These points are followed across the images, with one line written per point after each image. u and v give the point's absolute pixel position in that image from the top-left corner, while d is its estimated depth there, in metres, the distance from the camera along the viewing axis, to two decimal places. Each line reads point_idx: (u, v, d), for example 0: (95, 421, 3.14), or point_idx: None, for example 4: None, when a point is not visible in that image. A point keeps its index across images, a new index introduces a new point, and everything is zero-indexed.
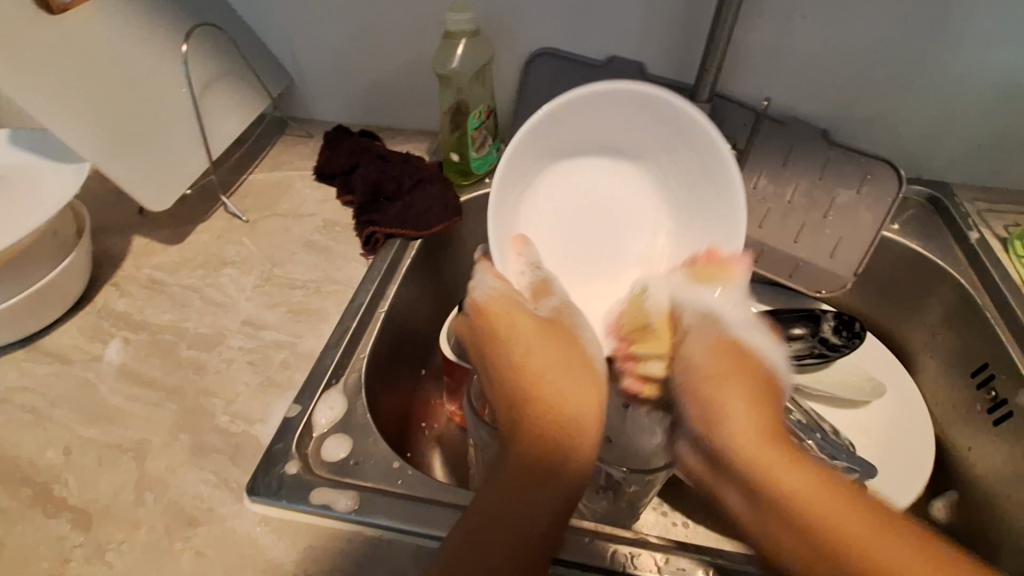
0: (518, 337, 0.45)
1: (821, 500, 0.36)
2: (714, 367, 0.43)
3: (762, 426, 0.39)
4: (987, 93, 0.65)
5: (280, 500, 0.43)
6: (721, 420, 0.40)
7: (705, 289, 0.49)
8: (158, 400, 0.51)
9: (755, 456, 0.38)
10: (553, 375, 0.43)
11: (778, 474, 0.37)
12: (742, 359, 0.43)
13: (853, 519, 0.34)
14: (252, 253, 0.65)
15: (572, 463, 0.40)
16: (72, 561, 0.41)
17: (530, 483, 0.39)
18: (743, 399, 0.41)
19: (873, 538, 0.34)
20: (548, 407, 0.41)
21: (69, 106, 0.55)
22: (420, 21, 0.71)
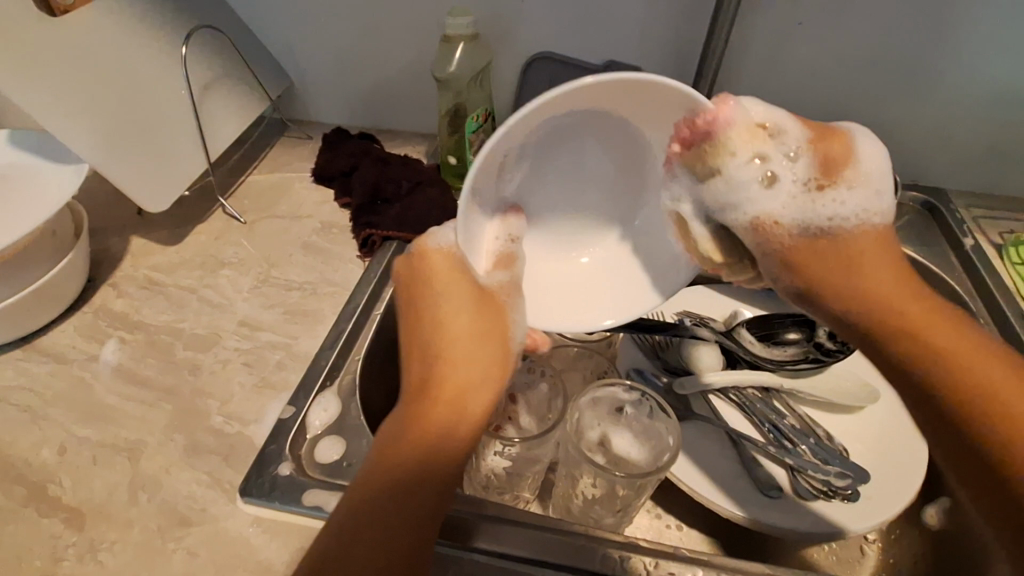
0: (444, 301, 0.42)
1: (951, 340, 0.37)
2: (858, 244, 0.43)
3: (899, 279, 0.41)
4: (984, 100, 0.65)
5: (273, 501, 0.43)
6: (858, 259, 0.42)
7: (736, 153, 0.40)
8: (153, 399, 0.51)
9: (913, 314, 0.39)
10: (468, 345, 0.40)
11: (921, 330, 0.38)
12: (829, 246, 0.43)
13: (946, 338, 0.37)
14: (249, 254, 0.65)
15: (452, 438, 0.36)
16: (65, 559, 0.41)
17: (422, 464, 0.34)
18: (877, 254, 0.42)
19: (983, 353, 0.36)
20: (455, 379, 0.38)
21: (69, 108, 0.55)
22: (419, 24, 0.72)
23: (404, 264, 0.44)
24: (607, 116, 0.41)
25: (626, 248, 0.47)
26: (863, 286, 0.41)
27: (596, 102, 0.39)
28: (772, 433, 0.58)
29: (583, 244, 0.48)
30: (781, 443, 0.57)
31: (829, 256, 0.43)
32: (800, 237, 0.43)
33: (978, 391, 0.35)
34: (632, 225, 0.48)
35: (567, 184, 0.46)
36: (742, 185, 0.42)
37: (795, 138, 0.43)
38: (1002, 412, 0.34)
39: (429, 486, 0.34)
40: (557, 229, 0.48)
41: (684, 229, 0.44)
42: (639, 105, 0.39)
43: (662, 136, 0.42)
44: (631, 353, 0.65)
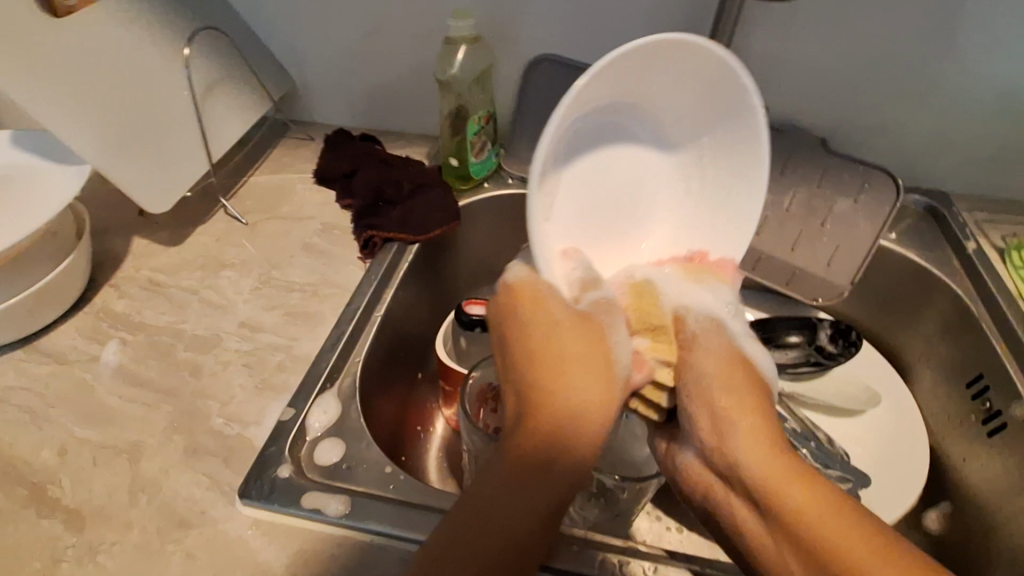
0: (544, 326, 0.42)
1: (824, 514, 0.35)
2: (720, 385, 0.41)
3: (769, 439, 0.39)
4: (988, 103, 0.64)
5: (272, 503, 0.43)
6: (728, 438, 0.39)
7: (698, 288, 0.48)
8: (154, 400, 0.51)
9: (776, 474, 0.37)
10: (572, 362, 0.40)
11: (783, 492, 0.36)
12: (737, 373, 0.41)
13: (830, 518, 0.35)
14: (251, 255, 0.66)
15: (563, 445, 0.38)
16: (65, 561, 0.41)
17: (524, 464, 0.37)
18: (755, 414, 0.40)
19: (846, 519, 0.35)
20: (561, 364, 0.40)
21: (72, 109, 0.55)
22: (422, 26, 0.72)
23: (494, 301, 0.45)
24: (636, 101, 0.50)
25: (643, 280, 0.48)
26: (736, 452, 0.38)
27: (627, 73, 0.46)
28: None
29: (637, 235, 0.54)
30: None
31: (741, 376, 0.41)
32: (715, 368, 0.41)
33: (828, 559, 0.34)
34: (648, 271, 0.50)
35: (606, 200, 0.52)
36: (712, 300, 0.47)
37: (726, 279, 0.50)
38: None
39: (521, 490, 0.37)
40: (596, 233, 0.52)
41: (653, 302, 0.46)
42: (657, 79, 0.48)
43: (668, 114, 0.51)
44: None
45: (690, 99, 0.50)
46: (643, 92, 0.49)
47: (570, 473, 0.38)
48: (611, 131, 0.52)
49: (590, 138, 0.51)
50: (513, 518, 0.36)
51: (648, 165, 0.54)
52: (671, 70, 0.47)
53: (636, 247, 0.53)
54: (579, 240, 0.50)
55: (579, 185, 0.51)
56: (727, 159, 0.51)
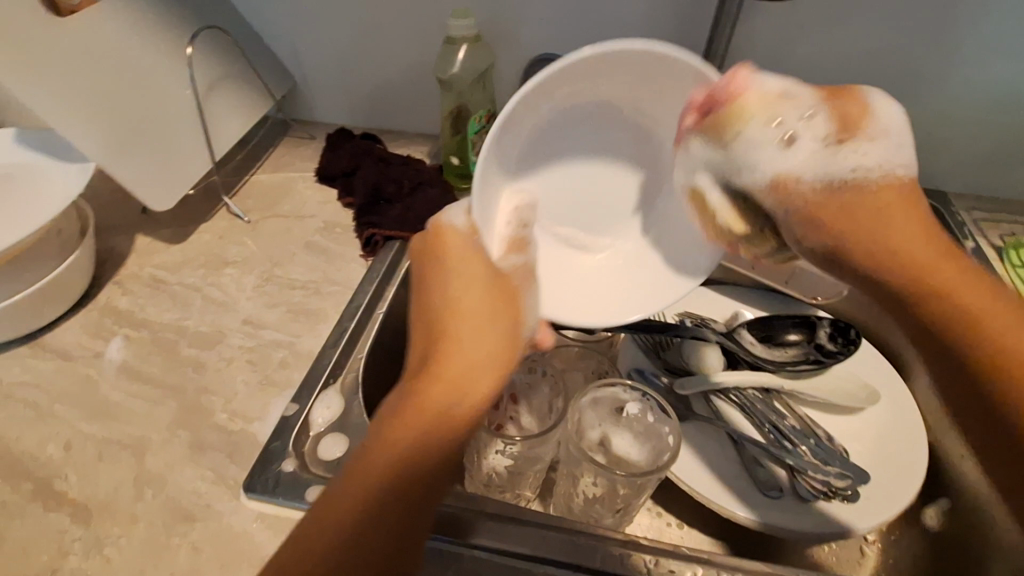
0: (456, 274, 0.40)
1: (1000, 320, 0.35)
2: (887, 198, 0.39)
3: (922, 236, 0.38)
4: (985, 102, 0.65)
5: (276, 497, 0.43)
6: (874, 264, 0.39)
7: (735, 147, 0.39)
8: (158, 397, 0.51)
9: (916, 261, 0.38)
10: (477, 321, 0.38)
11: (982, 317, 0.35)
12: (848, 119, 0.40)
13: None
14: (253, 253, 0.66)
15: (453, 412, 0.34)
16: (71, 554, 0.41)
17: (411, 445, 0.32)
18: (902, 214, 0.39)
19: (1009, 321, 0.35)
20: (456, 328, 0.38)
21: (75, 108, 0.56)
22: (423, 25, 0.72)
23: (420, 239, 0.44)
24: (607, 102, 0.44)
25: (686, 188, 0.42)
26: (880, 242, 0.38)
27: (581, 75, 0.41)
28: (772, 434, 0.59)
29: (620, 227, 0.49)
30: (781, 443, 0.58)
31: (849, 114, 0.40)
32: (822, 193, 0.40)
33: (1010, 388, 0.34)
34: (643, 257, 0.47)
35: (580, 191, 0.48)
36: (759, 151, 0.39)
37: (747, 99, 0.39)
38: (1022, 400, 0.33)
39: (408, 460, 0.32)
40: (570, 220, 0.48)
41: (700, 224, 0.42)
42: (619, 74, 0.42)
43: (649, 106, 0.44)
44: (631, 354, 0.65)
45: (663, 91, 0.42)
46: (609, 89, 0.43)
47: (442, 450, 0.33)
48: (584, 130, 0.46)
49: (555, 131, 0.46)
50: (371, 503, 0.31)
51: (627, 163, 0.47)
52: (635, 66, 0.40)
53: (590, 250, 0.49)
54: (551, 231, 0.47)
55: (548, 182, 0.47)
56: None
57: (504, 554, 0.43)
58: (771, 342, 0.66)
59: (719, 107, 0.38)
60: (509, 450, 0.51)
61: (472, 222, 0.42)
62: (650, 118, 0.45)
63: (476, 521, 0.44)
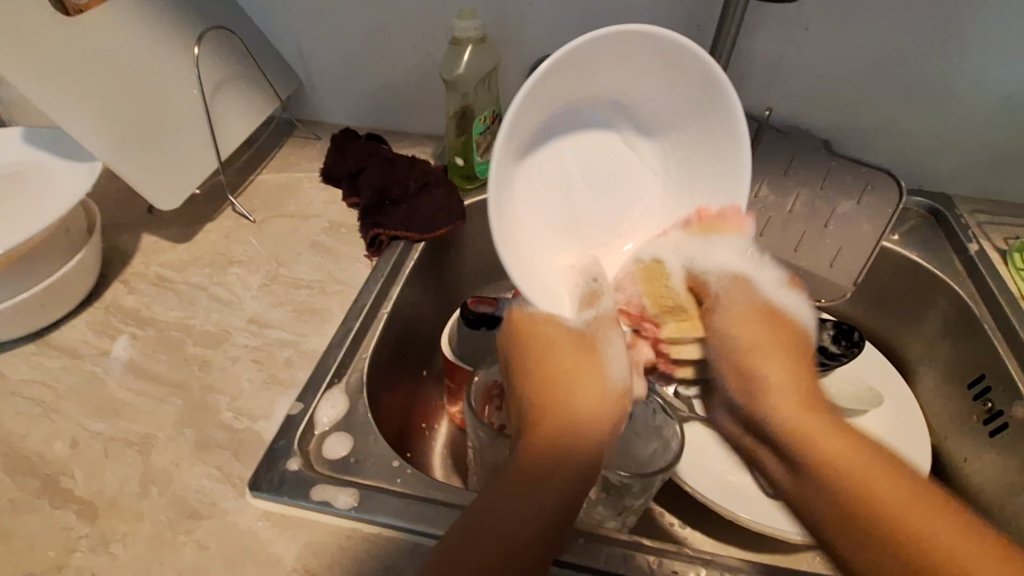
0: (545, 341, 0.43)
1: (860, 459, 0.35)
2: (765, 340, 0.41)
3: (801, 391, 0.39)
4: (990, 106, 0.65)
5: (282, 495, 0.44)
6: (761, 398, 0.39)
7: (706, 241, 0.46)
8: (164, 395, 0.52)
9: (791, 409, 0.38)
10: (573, 375, 0.41)
11: (813, 434, 0.36)
12: (771, 327, 0.42)
13: (894, 493, 0.33)
14: (258, 253, 0.66)
15: (559, 442, 0.38)
16: (77, 551, 0.42)
17: (527, 480, 0.37)
18: (781, 358, 0.41)
19: (881, 474, 0.34)
20: (550, 376, 0.41)
21: (84, 108, 0.56)
22: (429, 27, 0.72)
23: (505, 327, 0.46)
24: (590, 90, 0.45)
25: (652, 260, 0.47)
26: (766, 380, 0.40)
27: (565, 74, 0.43)
28: None
29: (620, 233, 0.49)
30: None
31: (777, 330, 0.42)
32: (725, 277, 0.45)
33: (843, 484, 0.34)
34: (654, 247, 0.48)
35: (590, 182, 0.48)
36: (725, 253, 0.46)
37: (744, 228, 0.46)
38: (885, 518, 0.33)
39: (553, 498, 0.37)
40: (591, 222, 0.48)
41: (661, 285, 0.45)
42: (597, 61, 0.43)
43: (630, 88, 0.46)
44: None
45: (655, 81, 0.45)
46: (599, 79, 0.45)
47: (559, 499, 0.37)
48: (586, 121, 0.47)
49: (552, 134, 0.46)
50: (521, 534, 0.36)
51: (622, 152, 0.49)
52: (609, 60, 0.43)
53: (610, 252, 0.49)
54: (569, 241, 0.48)
55: (536, 180, 0.46)
56: (705, 139, 0.47)
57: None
58: None
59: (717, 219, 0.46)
60: None
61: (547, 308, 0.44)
62: (625, 103, 0.47)
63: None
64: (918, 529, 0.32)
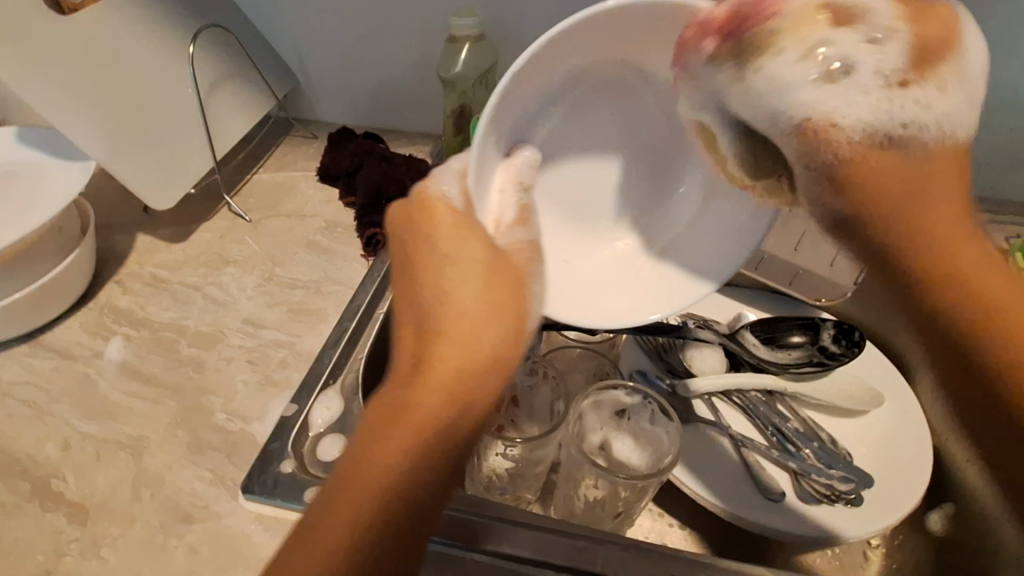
0: (449, 259, 0.34)
1: (999, 283, 0.32)
2: (865, 158, 0.33)
3: (960, 215, 0.33)
4: (993, 104, 0.64)
5: (275, 498, 0.43)
6: (965, 267, 0.32)
7: (782, 63, 0.33)
8: (157, 396, 0.51)
9: (1003, 290, 0.31)
10: (480, 318, 0.33)
11: (990, 296, 0.31)
12: (960, 169, 0.34)
13: (993, 281, 0.32)
14: (254, 253, 0.66)
15: (439, 384, 0.30)
16: (68, 555, 0.41)
17: (387, 442, 0.29)
18: (950, 202, 0.33)
19: (990, 271, 0.32)
20: (455, 323, 0.32)
21: (78, 107, 0.56)
22: (425, 25, 0.72)
23: (407, 210, 0.37)
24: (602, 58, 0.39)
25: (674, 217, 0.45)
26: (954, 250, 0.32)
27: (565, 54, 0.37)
28: (775, 436, 0.58)
29: (644, 208, 0.46)
30: (785, 446, 0.58)
31: (957, 174, 0.34)
32: (861, 143, 0.33)
33: (965, 306, 0.31)
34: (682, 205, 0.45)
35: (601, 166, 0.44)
36: (797, 84, 0.33)
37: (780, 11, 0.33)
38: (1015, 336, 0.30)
39: (398, 498, 0.28)
40: (602, 208, 0.45)
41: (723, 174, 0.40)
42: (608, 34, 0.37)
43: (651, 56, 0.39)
44: (634, 355, 0.65)
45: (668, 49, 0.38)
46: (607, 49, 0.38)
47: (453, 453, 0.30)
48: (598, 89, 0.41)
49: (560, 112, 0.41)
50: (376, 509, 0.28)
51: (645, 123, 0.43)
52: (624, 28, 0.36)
53: (619, 238, 0.46)
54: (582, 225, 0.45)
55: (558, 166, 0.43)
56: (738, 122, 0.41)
57: (504, 558, 0.43)
58: (776, 344, 0.65)
59: (760, 24, 0.33)
60: (510, 453, 0.51)
61: (466, 192, 0.36)
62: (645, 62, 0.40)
63: (478, 527, 0.44)
64: (997, 332, 0.31)
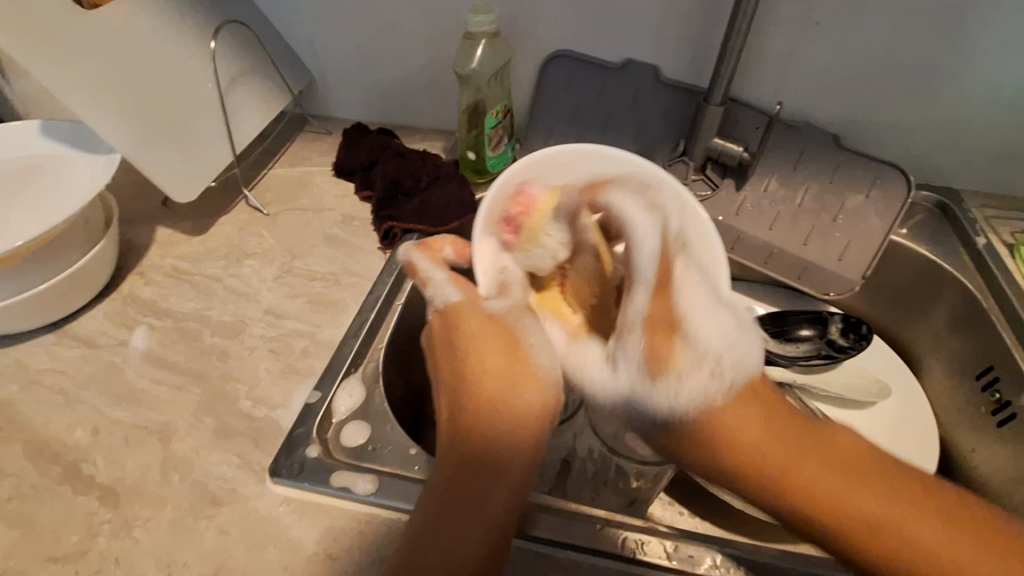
0: (473, 337, 0.42)
1: (837, 484, 0.36)
2: (729, 417, 0.39)
3: (820, 453, 0.37)
4: (999, 102, 0.66)
5: (302, 481, 0.44)
6: (822, 494, 0.36)
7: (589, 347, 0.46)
8: (183, 383, 0.52)
9: (832, 495, 0.36)
10: (503, 377, 0.40)
11: (842, 512, 0.35)
12: (745, 392, 0.40)
13: (830, 482, 0.36)
14: (272, 245, 0.67)
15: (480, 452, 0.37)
16: (101, 535, 0.42)
17: (456, 505, 0.36)
18: (762, 427, 0.38)
19: (830, 461, 0.37)
20: (486, 392, 0.39)
21: (104, 100, 0.57)
22: (441, 22, 0.73)
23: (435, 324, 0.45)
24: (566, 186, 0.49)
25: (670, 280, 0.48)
26: (783, 473, 0.37)
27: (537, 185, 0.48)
28: None
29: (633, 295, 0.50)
30: None
31: (757, 401, 0.40)
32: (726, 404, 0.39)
33: (849, 532, 0.35)
34: None
35: None
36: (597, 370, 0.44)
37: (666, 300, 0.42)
38: (893, 549, 0.35)
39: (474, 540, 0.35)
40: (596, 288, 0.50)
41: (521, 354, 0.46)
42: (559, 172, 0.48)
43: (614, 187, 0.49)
44: None
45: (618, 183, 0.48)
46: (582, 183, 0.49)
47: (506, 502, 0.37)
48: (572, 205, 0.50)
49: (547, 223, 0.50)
50: (468, 549, 0.35)
51: None
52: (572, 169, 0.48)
53: None
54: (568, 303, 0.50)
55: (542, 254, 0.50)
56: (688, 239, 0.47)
57: (526, 538, 0.43)
58: (784, 337, 0.67)
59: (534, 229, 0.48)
60: None
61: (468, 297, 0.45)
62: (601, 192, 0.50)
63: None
64: (883, 553, 0.35)
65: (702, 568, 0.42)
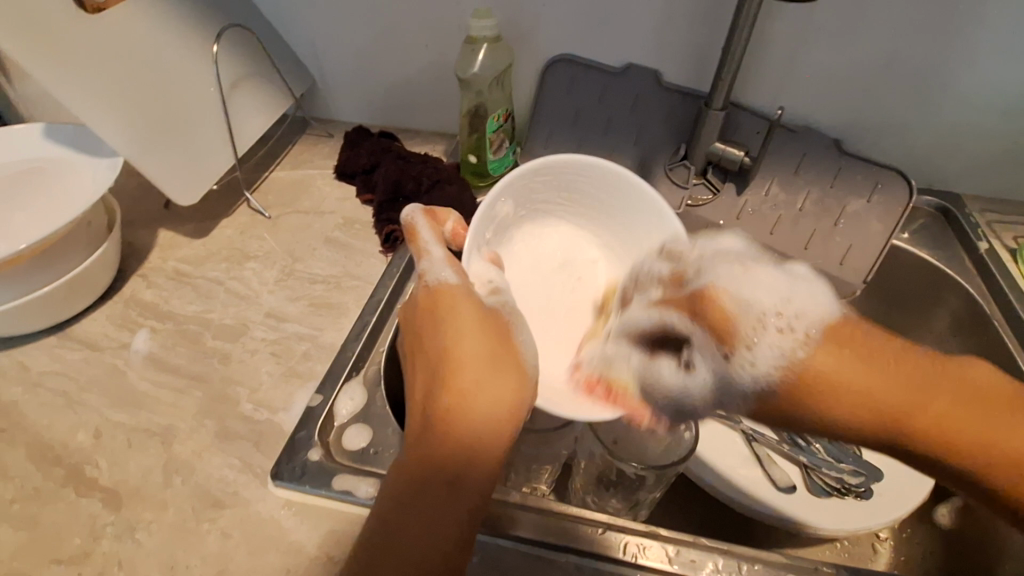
0: (452, 321, 0.40)
1: (957, 409, 0.38)
2: (821, 365, 0.41)
3: (907, 385, 0.39)
4: (999, 106, 0.66)
5: (304, 485, 0.44)
6: (915, 415, 0.38)
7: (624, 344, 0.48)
8: (184, 386, 0.52)
9: (941, 420, 0.38)
10: (481, 365, 0.38)
11: (952, 428, 0.37)
12: (845, 343, 0.41)
13: (953, 414, 0.38)
14: (274, 248, 0.67)
15: (457, 437, 0.35)
16: (103, 538, 0.42)
17: (422, 489, 0.34)
18: (863, 368, 0.40)
19: (921, 381, 0.39)
20: (462, 380, 0.37)
21: (107, 104, 0.57)
22: (442, 26, 0.73)
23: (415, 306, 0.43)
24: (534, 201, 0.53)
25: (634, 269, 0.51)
26: (864, 403, 0.39)
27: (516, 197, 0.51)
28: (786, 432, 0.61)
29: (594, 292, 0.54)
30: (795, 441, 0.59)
31: (852, 348, 0.41)
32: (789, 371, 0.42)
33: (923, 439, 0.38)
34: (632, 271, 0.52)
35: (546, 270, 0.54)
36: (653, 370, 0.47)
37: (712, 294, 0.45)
38: (994, 466, 0.37)
39: (449, 523, 0.34)
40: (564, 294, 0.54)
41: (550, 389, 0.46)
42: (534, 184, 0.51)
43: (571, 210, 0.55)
44: None
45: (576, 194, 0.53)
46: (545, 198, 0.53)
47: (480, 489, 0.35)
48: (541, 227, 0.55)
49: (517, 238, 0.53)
50: (433, 541, 0.33)
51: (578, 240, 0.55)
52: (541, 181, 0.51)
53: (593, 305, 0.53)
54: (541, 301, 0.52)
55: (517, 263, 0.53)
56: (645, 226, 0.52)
57: (527, 542, 0.43)
58: None
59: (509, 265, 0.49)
60: (526, 445, 0.53)
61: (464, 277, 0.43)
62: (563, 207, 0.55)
63: (502, 513, 0.44)
64: (1004, 477, 0.37)
65: (704, 573, 0.42)
